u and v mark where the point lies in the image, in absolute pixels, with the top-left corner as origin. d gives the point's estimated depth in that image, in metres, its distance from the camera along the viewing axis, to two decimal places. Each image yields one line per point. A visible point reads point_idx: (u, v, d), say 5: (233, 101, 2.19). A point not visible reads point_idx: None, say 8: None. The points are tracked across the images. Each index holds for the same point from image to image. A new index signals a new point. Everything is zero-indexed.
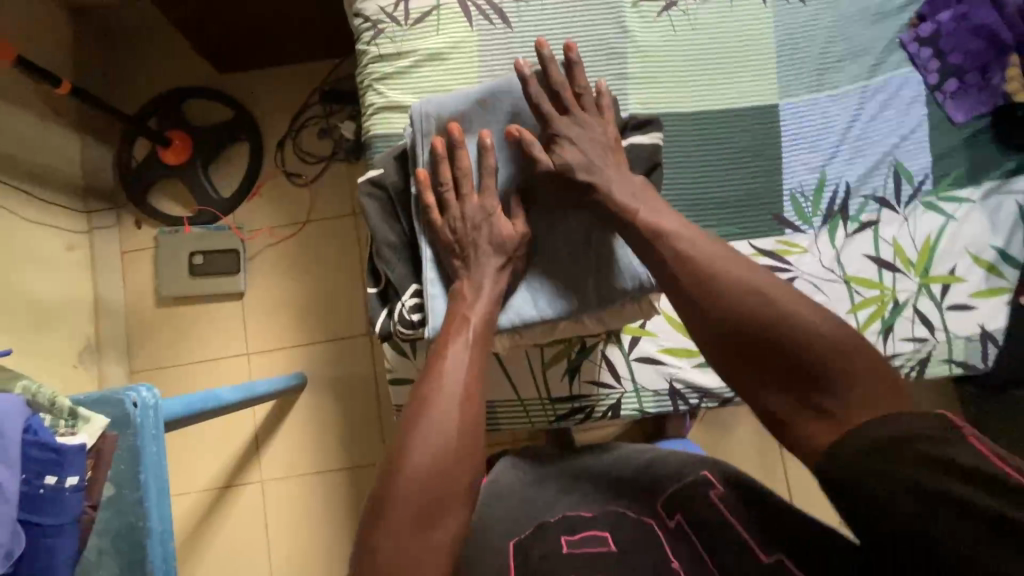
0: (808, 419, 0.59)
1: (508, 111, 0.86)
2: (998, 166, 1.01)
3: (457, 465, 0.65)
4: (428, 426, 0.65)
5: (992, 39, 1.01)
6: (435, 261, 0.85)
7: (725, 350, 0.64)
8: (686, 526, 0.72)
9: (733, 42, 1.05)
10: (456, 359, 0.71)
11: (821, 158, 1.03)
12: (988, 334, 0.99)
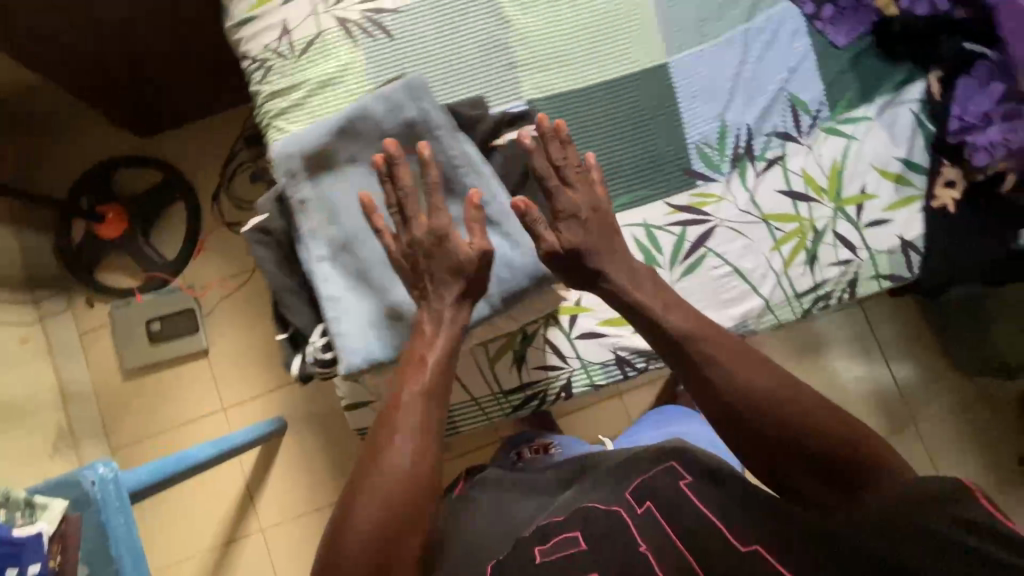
0: (808, 482, 0.64)
1: (373, 137, 0.89)
2: (889, 79, 1.03)
3: (414, 516, 0.65)
4: (382, 479, 0.65)
5: None
6: (334, 298, 0.87)
7: (728, 423, 0.68)
8: (656, 512, 0.70)
9: (613, 11, 1.07)
10: (410, 409, 0.69)
11: (718, 107, 1.05)
12: (909, 243, 1.01)
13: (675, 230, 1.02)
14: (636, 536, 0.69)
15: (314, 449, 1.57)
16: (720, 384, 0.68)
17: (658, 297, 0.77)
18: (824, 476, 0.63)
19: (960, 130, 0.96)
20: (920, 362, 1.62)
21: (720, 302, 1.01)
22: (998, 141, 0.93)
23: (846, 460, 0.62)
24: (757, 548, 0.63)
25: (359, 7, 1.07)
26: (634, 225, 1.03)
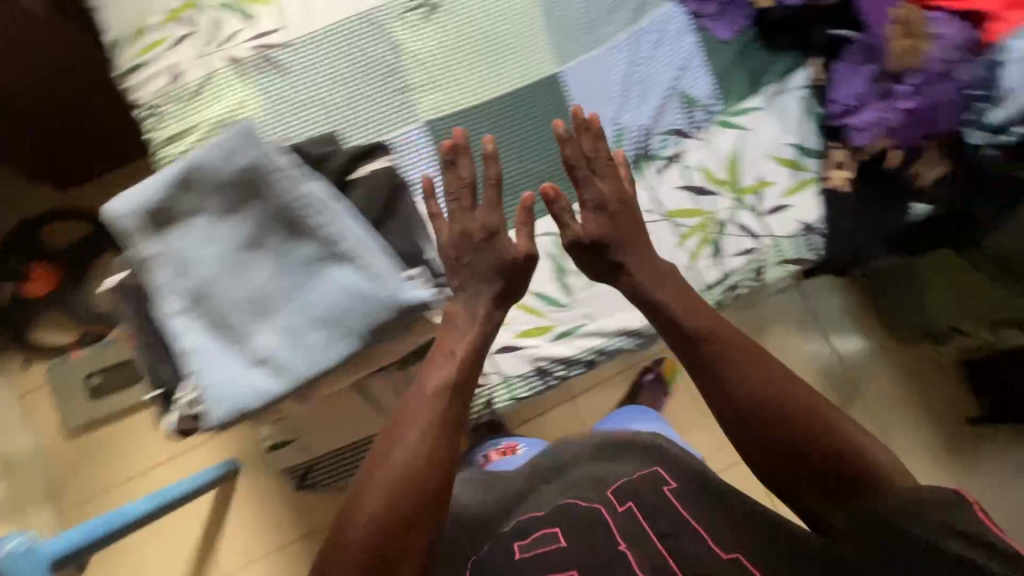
0: (806, 486, 0.72)
1: (222, 172, 0.69)
2: (775, 68, 1.06)
3: (425, 514, 0.67)
4: (398, 464, 0.67)
5: None
6: (202, 356, 0.67)
7: (740, 425, 0.75)
8: (637, 514, 0.78)
9: (502, 26, 1.08)
10: (426, 408, 0.71)
11: (614, 110, 1.06)
12: (810, 225, 1.03)
13: None
14: (615, 534, 0.75)
15: (275, 487, 1.55)
16: (734, 390, 0.76)
17: (677, 300, 0.84)
18: (824, 487, 0.71)
19: (842, 114, 1.01)
20: (865, 332, 1.65)
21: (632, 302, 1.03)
22: (876, 121, 0.98)
23: (849, 470, 0.70)
24: (737, 556, 0.71)
25: (247, 45, 1.07)
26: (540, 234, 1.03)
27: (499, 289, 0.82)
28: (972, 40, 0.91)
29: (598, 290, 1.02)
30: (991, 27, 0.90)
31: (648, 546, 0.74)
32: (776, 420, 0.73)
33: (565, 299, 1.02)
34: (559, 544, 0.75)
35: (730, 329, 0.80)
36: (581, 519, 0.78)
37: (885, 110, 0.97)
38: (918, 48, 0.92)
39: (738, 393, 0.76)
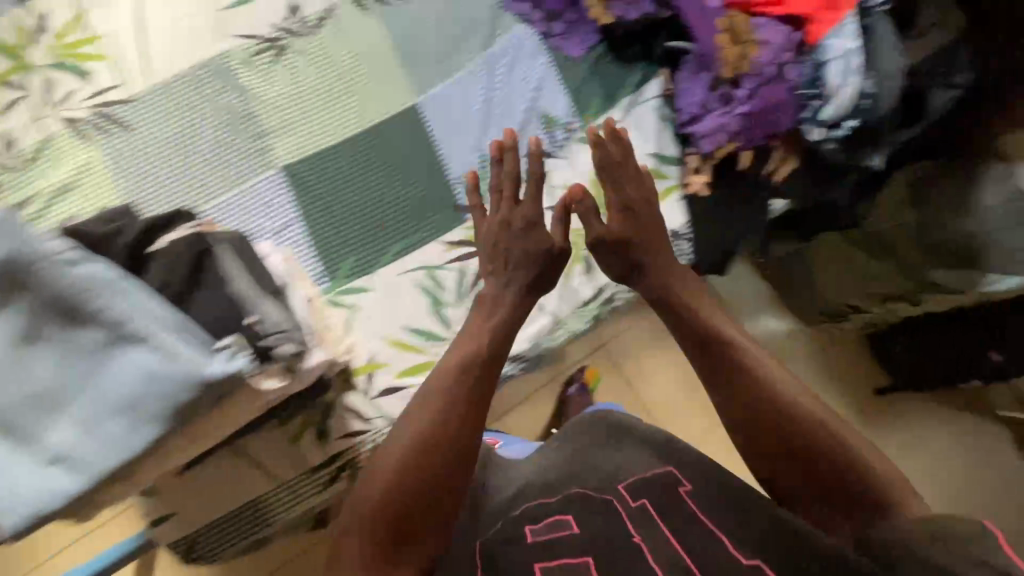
0: (804, 494, 0.73)
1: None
2: (627, 81, 1.07)
3: (434, 504, 0.72)
4: (414, 436, 0.74)
5: None
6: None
7: (747, 429, 0.78)
8: (651, 510, 0.75)
9: (354, 62, 1.07)
10: (447, 403, 0.76)
11: (475, 138, 1.06)
12: (677, 232, 1.04)
13: (455, 266, 1.03)
14: (628, 524, 0.73)
15: None
16: (745, 395, 0.78)
17: (682, 291, 0.89)
18: (825, 494, 0.72)
19: (687, 123, 1.03)
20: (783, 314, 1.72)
21: None
22: (721, 125, 0.99)
23: (857, 490, 0.70)
24: (760, 563, 0.67)
25: (86, 104, 1.01)
26: (412, 270, 1.02)
27: (530, 279, 0.90)
28: (794, 42, 0.94)
29: None
30: (810, 29, 0.94)
31: (660, 539, 0.71)
32: (775, 427, 0.75)
33: (443, 333, 1.01)
34: (571, 530, 0.74)
35: (738, 331, 0.84)
36: (585, 509, 0.77)
37: (726, 115, 0.99)
38: (748, 55, 0.95)
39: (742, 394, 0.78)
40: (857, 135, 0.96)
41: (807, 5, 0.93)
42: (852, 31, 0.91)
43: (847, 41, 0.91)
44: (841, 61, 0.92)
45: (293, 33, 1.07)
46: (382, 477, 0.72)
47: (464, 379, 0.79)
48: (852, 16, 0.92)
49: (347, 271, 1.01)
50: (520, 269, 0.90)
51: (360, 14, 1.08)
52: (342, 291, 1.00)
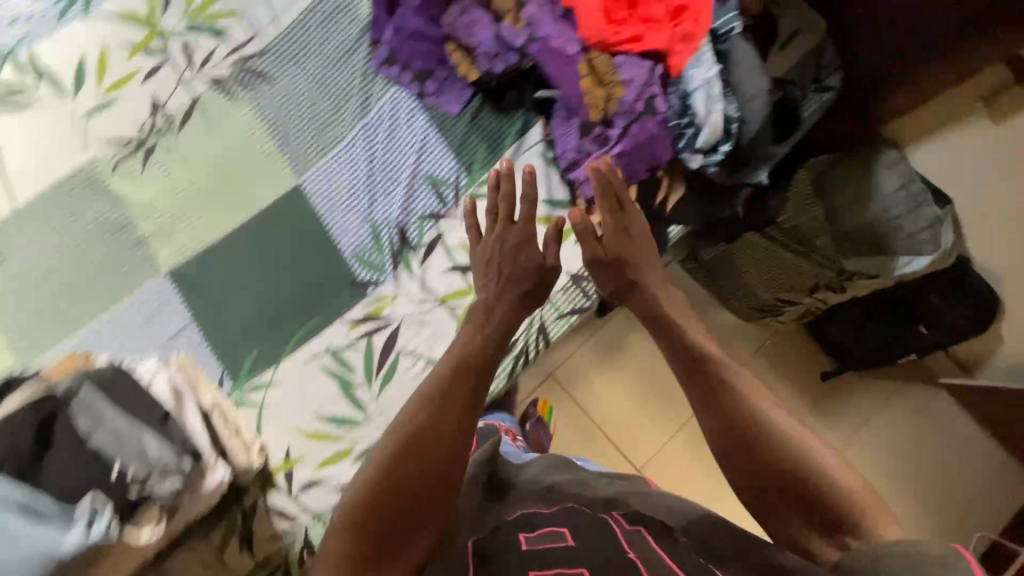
0: (782, 507, 0.74)
1: None
2: (509, 130, 1.06)
3: (429, 495, 0.74)
4: (418, 432, 0.77)
5: (432, 36, 1.04)
6: None
7: (725, 439, 0.79)
8: (647, 537, 0.72)
9: (229, 153, 1.04)
10: (445, 397, 0.81)
11: (363, 210, 1.04)
12: (577, 275, 1.04)
13: (361, 344, 1.00)
14: (623, 542, 0.70)
15: None
16: (724, 406, 0.80)
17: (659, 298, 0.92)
18: (804, 512, 0.72)
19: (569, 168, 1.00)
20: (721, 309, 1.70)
21: None
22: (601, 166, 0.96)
23: (833, 511, 0.70)
24: None
25: None
26: (319, 355, 1.00)
27: (524, 291, 0.92)
28: (656, 76, 0.95)
29: (392, 396, 0.99)
30: (670, 61, 0.95)
31: (659, 563, 0.67)
32: (752, 435, 0.77)
33: (358, 416, 0.98)
34: (566, 543, 0.70)
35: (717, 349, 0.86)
36: (581, 526, 0.72)
37: (603, 156, 0.97)
38: (614, 96, 0.95)
39: (717, 403, 0.81)
40: (737, 155, 0.99)
41: (661, 41, 0.93)
42: (710, 58, 0.93)
43: (706, 70, 0.93)
44: (703, 90, 0.93)
45: (161, 131, 1.04)
46: (379, 468, 0.75)
47: (462, 376, 0.83)
48: (706, 44, 0.94)
49: (250, 368, 0.98)
50: (515, 279, 0.91)
51: (228, 101, 1.05)
52: (249, 389, 0.98)
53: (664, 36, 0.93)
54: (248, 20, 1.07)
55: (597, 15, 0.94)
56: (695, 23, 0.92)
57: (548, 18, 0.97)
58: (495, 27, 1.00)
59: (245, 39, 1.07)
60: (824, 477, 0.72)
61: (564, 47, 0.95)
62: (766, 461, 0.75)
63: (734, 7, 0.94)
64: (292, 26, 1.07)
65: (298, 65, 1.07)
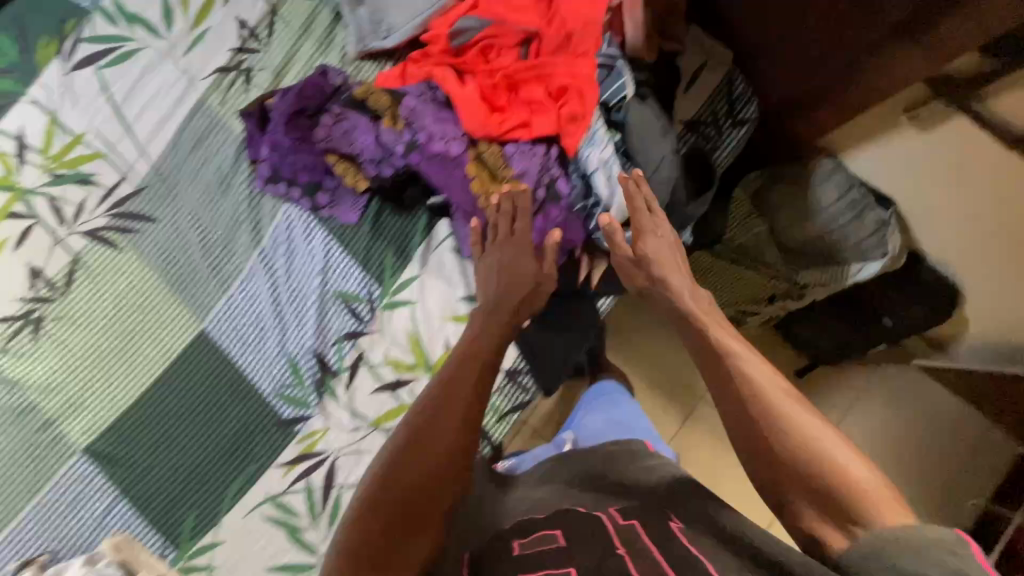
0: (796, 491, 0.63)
1: None
2: (414, 228, 1.00)
3: (432, 501, 0.68)
4: (429, 431, 0.72)
5: (311, 147, 0.95)
6: None
7: (734, 413, 0.72)
8: (641, 530, 0.63)
9: (124, 307, 0.97)
10: (449, 400, 0.75)
11: (277, 343, 0.98)
12: (512, 371, 0.99)
13: (301, 485, 0.96)
14: (612, 539, 0.61)
15: None
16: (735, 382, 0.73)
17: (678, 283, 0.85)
18: (818, 501, 0.61)
19: None
20: None
21: None
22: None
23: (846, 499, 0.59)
24: None
25: None
26: (259, 504, 0.96)
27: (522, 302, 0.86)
28: (553, 161, 0.89)
29: None
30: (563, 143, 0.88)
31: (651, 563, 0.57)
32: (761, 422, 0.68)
33: (313, 560, 0.95)
34: (558, 542, 0.63)
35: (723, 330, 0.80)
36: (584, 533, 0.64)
37: None
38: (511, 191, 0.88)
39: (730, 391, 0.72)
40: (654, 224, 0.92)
41: (550, 124, 0.87)
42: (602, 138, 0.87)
43: (600, 150, 0.86)
44: (602, 171, 0.87)
45: (46, 299, 0.96)
46: (383, 470, 0.69)
47: (462, 378, 0.78)
48: (598, 119, 0.87)
49: (190, 532, 0.94)
50: (511, 291, 0.86)
51: (111, 252, 0.98)
52: (192, 555, 0.93)
53: (552, 118, 0.87)
54: (115, 160, 0.99)
55: (478, 106, 0.88)
56: (582, 102, 0.85)
57: (429, 114, 0.90)
58: (375, 132, 0.92)
59: (116, 182, 0.99)
60: (842, 480, 0.61)
61: (447, 148, 0.88)
62: (777, 446, 0.66)
63: (623, 72, 0.87)
64: (164, 158, 0.99)
65: (179, 199, 0.99)
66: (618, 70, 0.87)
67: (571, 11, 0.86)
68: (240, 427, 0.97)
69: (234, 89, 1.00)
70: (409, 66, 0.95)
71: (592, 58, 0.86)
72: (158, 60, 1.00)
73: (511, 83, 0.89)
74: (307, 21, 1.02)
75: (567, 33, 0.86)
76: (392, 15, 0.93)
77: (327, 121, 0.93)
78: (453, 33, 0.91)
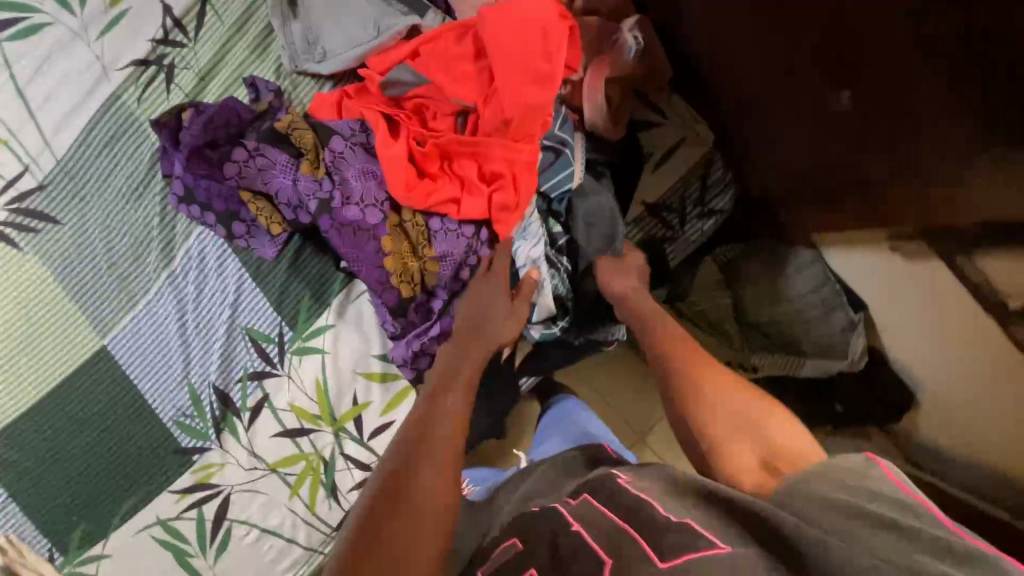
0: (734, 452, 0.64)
1: None
2: (335, 274, 0.95)
3: (429, 533, 0.57)
4: (419, 448, 0.65)
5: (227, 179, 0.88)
6: None
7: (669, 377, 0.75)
8: (594, 501, 0.61)
9: (21, 311, 0.91)
10: (432, 416, 0.70)
11: (178, 372, 0.93)
12: None
13: (192, 514, 0.94)
14: (566, 520, 0.58)
15: None
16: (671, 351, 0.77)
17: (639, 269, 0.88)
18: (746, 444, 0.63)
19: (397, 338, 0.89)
20: None
21: (265, 565, 0.97)
22: (417, 348, 0.88)
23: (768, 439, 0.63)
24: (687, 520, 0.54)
25: None
26: (148, 525, 0.94)
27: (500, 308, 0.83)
28: (472, 241, 0.88)
29: (228, 563, 0.95)
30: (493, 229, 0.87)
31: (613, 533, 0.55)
32: (697, 404, 0.70)
33: None
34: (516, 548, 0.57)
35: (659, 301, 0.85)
36: (540, 525, 0.59)
37: (422, 336, 0.88)
38: (429, 271, 0.88)
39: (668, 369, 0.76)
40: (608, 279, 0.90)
41: (479, 207, 0.86)
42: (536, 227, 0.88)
43: (531, 245, 0.87)
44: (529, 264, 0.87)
45: None
46: (375, 493, 0.61)
47: (452, 382, 0.76)
48: (533, 208, 0.88)
49: (78, 542, 0.93)
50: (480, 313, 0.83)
51: (9, 249, 0.91)
52: (80, 562, 0.93)
53: (479, 203, 0.86)
54: (17, 149, 0.90)
55: (405, 173, 0.84)
56: (516, 193, 0.85)
57: (352, 168, 0.87)
58: (293, 174, 0.87)
59: (18, 175, 0.90)
60: (774, 441, 0.62)
61: (364, 217, 0.85)
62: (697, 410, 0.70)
63: (572, 160, 0.87)
64: (73, 154, 0.91)
65: (86, 201, 0.92)
66: (565, 156, 0.87)
67: (513, 93, 0.80)
68: (134, 451, 0.94)
69: (153, 86, 0.92)
70: (346, 98, 0.91)
71: (533, 142, 0.84)
72: (67, 40, 0.89)
73: (444, 154, 0.87)
74: (240, 20, 0.94)
75: (507, 115, 0.81)
76: (326, 41, 0.91)
77: (239, 155, 0.87)
78: (386, 83, 0.87)
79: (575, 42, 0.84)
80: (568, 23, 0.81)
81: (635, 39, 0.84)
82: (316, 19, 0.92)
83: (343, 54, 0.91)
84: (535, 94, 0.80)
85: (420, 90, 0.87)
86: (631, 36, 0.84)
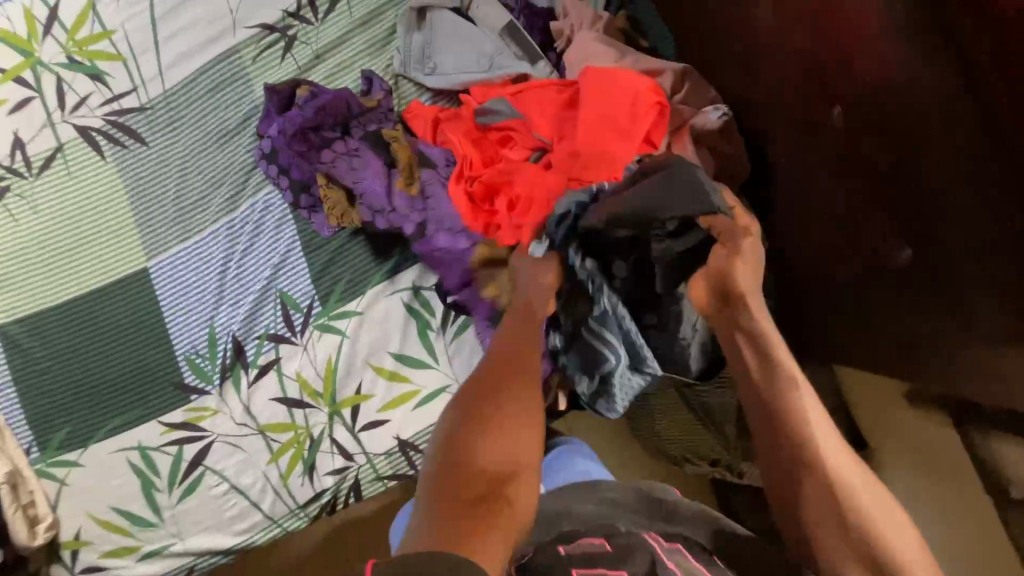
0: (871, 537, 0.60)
1: None
2: (377, 269, 0.98)
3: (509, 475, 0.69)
4: (499, 397, 0.75)
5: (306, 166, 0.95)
6: None
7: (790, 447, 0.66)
8: (691, 560, 0.59)
9: (84, 212, 0.96)
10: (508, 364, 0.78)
11: (206, 312, 0.97)
12: (407, 443, 0.97)
13: (171, 450, 0.96)
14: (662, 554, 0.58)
15: None
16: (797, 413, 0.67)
17: (748, 269, 0.73)
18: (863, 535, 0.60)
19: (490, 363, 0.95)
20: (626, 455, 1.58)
21: (223, 520, 0.97)
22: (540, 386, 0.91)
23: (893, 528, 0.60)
24: None
25: None
26: (127, 448, 0.95)
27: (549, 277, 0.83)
28: None
29: (189, 507, 0.96)
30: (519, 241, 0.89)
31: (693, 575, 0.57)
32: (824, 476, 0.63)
33: (153, 519, 0.96)
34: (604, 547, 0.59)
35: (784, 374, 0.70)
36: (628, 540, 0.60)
37: None
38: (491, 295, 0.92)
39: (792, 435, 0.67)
40: (691, 256, 0.79)
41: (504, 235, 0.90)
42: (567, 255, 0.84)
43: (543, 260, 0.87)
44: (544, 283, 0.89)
45: (17, 173, 0.96)
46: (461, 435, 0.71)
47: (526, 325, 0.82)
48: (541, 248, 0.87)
49: (59, 443, 0.95)
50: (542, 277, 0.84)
51: (94, 155, 0.97)
52: (52, 463, 0.95)
53: (508, 233, 0.89)
54: (132, 69, 0.98)
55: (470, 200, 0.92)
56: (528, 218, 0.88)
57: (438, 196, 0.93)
58: (386, 181, 0.93)
59: (127, 91, 0.97)
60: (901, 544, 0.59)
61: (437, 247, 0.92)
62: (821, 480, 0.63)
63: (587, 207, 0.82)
64: (180, 87, 0.98)
65: (177, 133, 0.97)
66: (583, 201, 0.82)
67: (588, 132, 0.87)
68: (137, 373, 0.96)
69: (271, 50, 0.99)
70: (442, 120, 0.97)
71: (577, 184, 0.87)
72: None
73: (491, 186, 0.91)
74: (367, 16, 1.02)
75: (576, 150, 0.87)
76: (439, 57, 0.99)
77: (336, 147, 0.95)
78: (482, 110, 0.94)
79: (660, 121, 0.90)
80: (657, 99, 0.88)
81: (719, 108, 0.88)
82: (439, 38, 1.00)
83: (451, 75, 0.98)
84: (608, 138, 0.87)
85: (513, 121, 0.93)
86: (715, 108, 0.88)
